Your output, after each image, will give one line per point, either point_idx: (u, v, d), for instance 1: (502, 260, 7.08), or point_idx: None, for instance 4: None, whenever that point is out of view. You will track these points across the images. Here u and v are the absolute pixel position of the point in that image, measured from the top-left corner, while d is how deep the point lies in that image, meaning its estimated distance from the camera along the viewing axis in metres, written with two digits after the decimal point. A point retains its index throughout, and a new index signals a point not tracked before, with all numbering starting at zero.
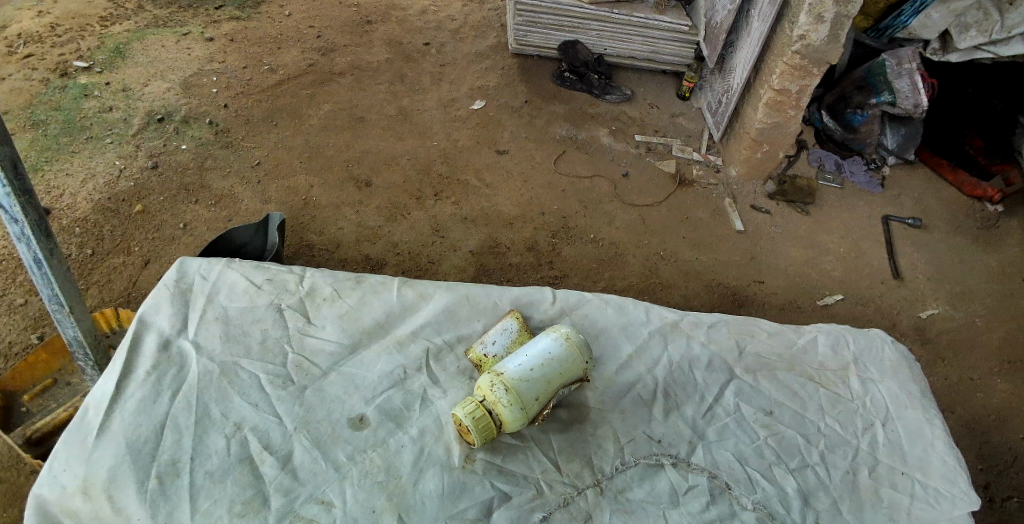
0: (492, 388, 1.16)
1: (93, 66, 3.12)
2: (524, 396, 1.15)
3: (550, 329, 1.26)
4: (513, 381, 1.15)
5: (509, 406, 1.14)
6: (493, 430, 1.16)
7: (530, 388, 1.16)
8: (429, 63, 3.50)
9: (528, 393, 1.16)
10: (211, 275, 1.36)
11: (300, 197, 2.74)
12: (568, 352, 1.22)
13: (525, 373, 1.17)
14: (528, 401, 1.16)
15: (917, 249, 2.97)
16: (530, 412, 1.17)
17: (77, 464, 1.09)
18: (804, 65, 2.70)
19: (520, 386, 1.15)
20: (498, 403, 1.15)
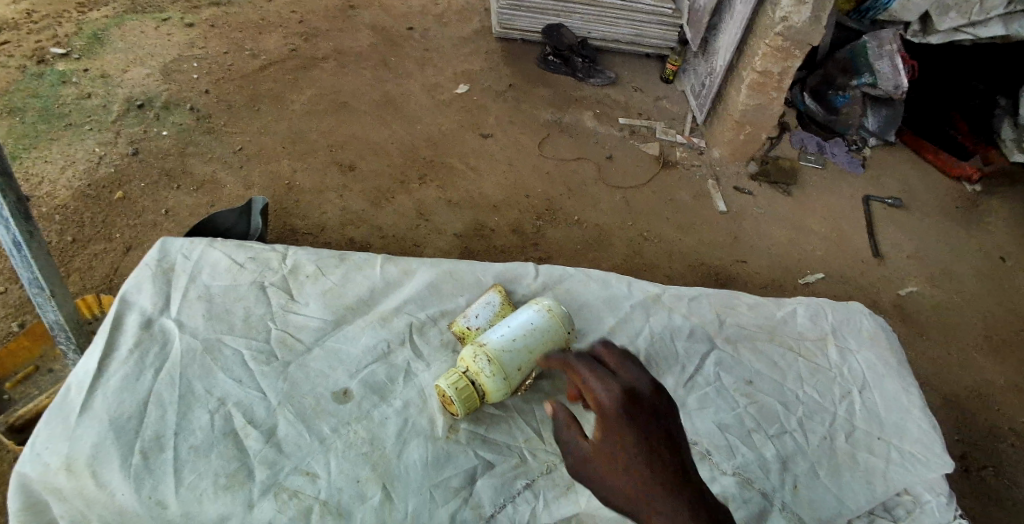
0: (475, 359, 1.17)
1: (71, 53, 3.07)
2: (507, 366, 1.17)
3: (533, 300, 1.27)
4: (496, 352, 1.17)
5: (492, 377, 1.16)
6: (476, 400, 1.17)
7: (513, 358, 1.18)
8: (412, 47, 3.48)
9: (511, 363, 1.17)
10: (193, 254, 1.36)
11: (284, 182, 2.72)
12: (551, 321, 1.23)
13: (508, 344, 1.18)
14: (512, 371, 1.17)
15: (897, 228, 3.02)
16: (513, 382, 1.18)
17: (59, 441, 1.09)
18: (786, 47, 2.72)
19: (504, 357, 1.16)
20: (481, 374, 1.16)
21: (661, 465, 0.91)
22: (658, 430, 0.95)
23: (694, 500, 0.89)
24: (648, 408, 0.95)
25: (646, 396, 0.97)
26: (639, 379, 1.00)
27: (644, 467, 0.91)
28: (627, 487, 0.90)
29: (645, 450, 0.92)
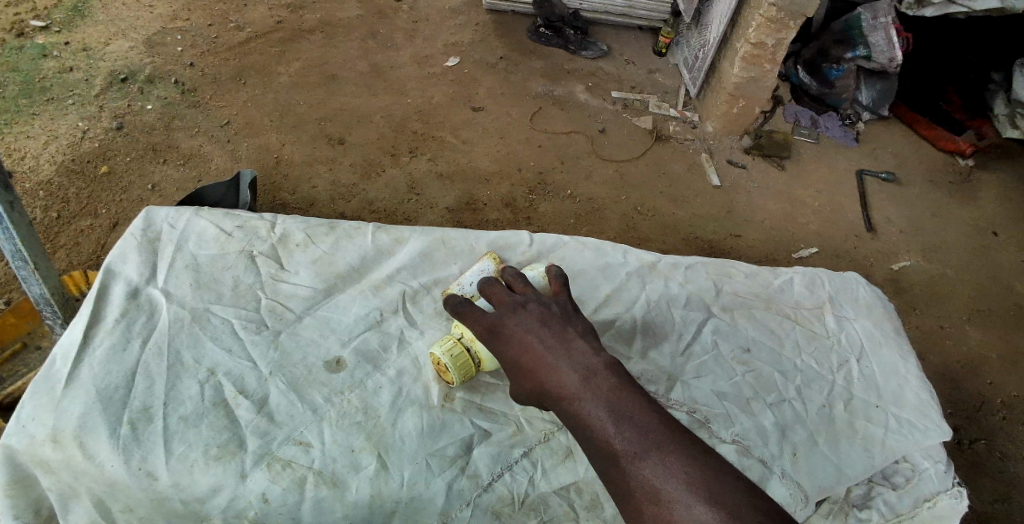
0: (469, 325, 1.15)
1: (51, 26, 2.99)
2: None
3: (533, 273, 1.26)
4: None
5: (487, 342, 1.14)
6: (471, 368, 1.15)
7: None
8: (401, 19, 3.41)
9: None
10: (179, 223, 1.32)
11: (273, 156, 2.67)
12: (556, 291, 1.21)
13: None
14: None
15: (889, 201, 3.01)
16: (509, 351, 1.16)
17: (45, 412, 1.06)
18: (781, 18, 2.67)
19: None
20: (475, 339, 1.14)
21: (522, 365, 0.99)
22: (518, 337, 1.01)
23: (561, 378, 0.95)
24: (507, 329, 1.03)
25: (504, 317, 1.04)
26: (503, 304, 1.06)
27: (517, 374, 1.01)
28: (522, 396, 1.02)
29: (510, 361, 1.01)
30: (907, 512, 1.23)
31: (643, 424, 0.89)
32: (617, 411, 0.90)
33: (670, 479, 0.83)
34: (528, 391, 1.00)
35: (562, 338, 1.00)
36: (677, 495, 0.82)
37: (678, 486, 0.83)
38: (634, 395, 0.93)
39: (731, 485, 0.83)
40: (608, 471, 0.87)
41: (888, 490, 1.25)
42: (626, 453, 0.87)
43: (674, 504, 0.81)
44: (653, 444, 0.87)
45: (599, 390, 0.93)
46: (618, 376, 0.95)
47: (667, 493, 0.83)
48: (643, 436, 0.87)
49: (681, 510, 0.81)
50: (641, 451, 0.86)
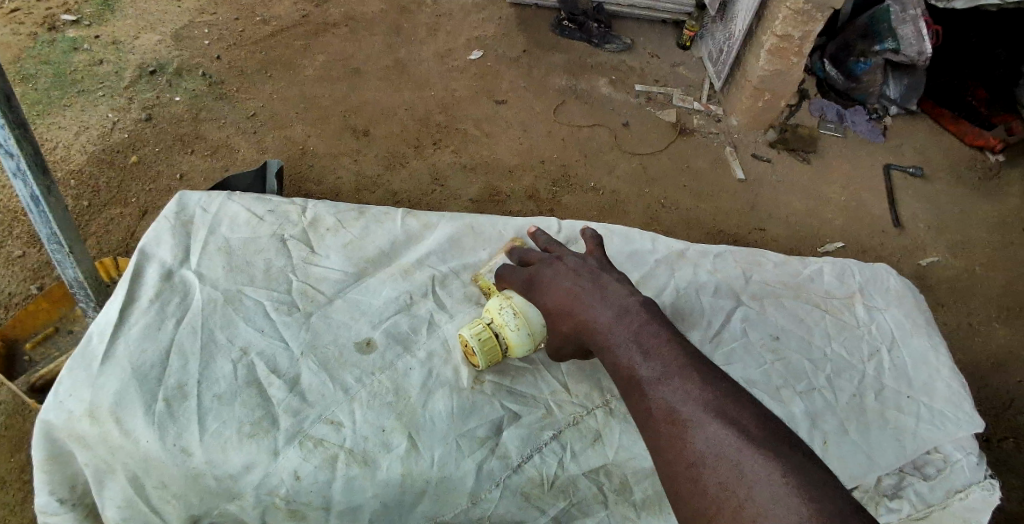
0: (500, 311, 1.15)
1: (81, 20, 3.04)
2: (531, 323, 1.14)
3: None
4: (522, 305, 1.14)
5: (513, 331, 1.13)
6: (499, 353, 1.16)
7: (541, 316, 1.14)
8: (424, 13, 3.42)
9: (536, 319, 1.14)
10: (212, 207, 1.34)
11: (298, 147, 2.70)
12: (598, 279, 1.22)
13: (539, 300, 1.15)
14: (537, 329, 1.14)
15: (918, 196, 2.96)
16: (537, 344, 1.16)
17: (82, 389, 1.07)
18: (808, 10, 2.63)
19: (529, 313, 1.14)
20: (503, 325, 1.14)
21: (557, 306, 1.04)
22: (555, 282, 1.07)
23: (594, 316, 0.99)
24: (543, 281, 1.09)
25: (541, 272, 1.10)
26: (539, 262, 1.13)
27: (552, 318, 1.06)
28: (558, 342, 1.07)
29: (545, 308, 1.07)
30: (938, 503, 1.21)
31: (667, 354, 0.91)
32: (645, 344, 0.93)
33: (688, 402, 0.85)
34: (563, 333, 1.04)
35: (598, 284, 1.04)
36: (695, 417, 0.83)
37: (696, 410, 0.84)
38: (665, 331, 0.95)
39: (748, 414, 0.84)
40: (632, 397, 0.90)
41: (919, 481, 1.23)
42: (651, 379, 0.89)
43: (691, 425, 0.83)
44: (676, 372, 0.89)
45: (631, 325, 0.96)
46: (650, 314, 0.98)
47: (685, 416, 0.84)
48: (668, 364, 0.89)
49: (696, 429, 0.82)
50: (663, 378, 0.88)
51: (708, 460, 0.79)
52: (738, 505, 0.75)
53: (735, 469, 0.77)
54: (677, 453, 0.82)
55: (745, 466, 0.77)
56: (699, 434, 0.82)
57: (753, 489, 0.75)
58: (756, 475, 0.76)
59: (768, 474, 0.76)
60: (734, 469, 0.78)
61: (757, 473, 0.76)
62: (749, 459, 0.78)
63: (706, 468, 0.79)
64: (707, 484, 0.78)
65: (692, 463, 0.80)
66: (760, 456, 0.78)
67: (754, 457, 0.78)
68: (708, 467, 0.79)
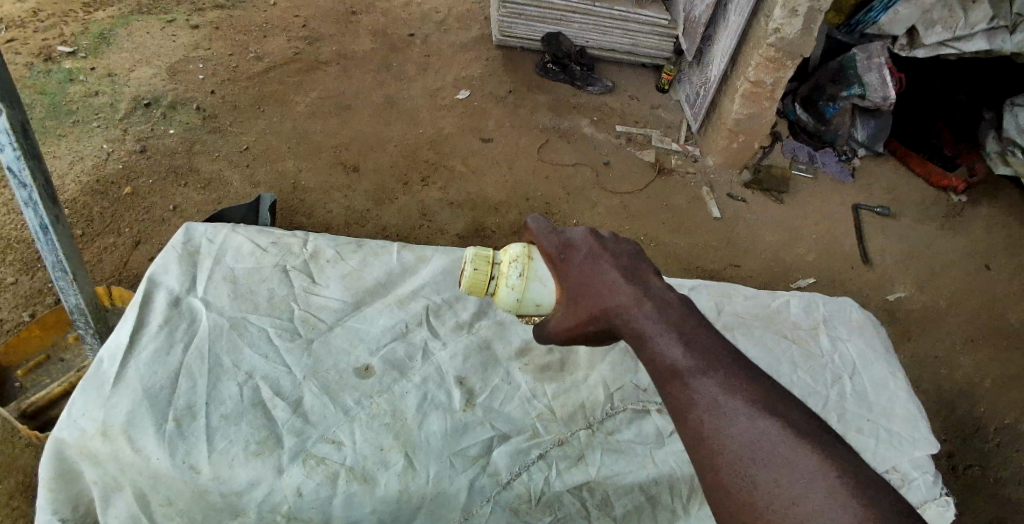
0: (510, 264, 1.15)
1: (77, 52, 3.14)
2: (526, 293, 1.14)
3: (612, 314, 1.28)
4: (531, 274, 1.14)
5: (506, 290, 1.14)
6: (483, 291, 1.19)
7: (541, 290, 1.14)
8: (414, 53, 3.57)
9: (533, 294, 1.15)
10: (217, 238, 1.41)
11: (289, 181, 2.78)
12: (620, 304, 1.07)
13: (548, 276, 1.14)
14: (529, 300, 1.15)
15: (885, 234, 3.11)
16: (518, 313, 1.18)
17: (95, 408, 1.13)
18: (779, 58, 2.79)
19: (532, 285, 1.13)
20: (504, 277, 1.15)
21: (589, 287, 0.97)
22: (589, 263, 0.99)
23: (630, 304, 0.93)
24: (576, 257, 1.00)
25: (578, 246, 1.02)
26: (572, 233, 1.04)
27: (579, 298, 0.98)
28: (576, 321, 0.97)
29: (574, 284, 0.99)
30: None
31: (711, 347, 0.86)
32: (685, 334, 0.88)
33: (736, 397, 0.80)
34: (585, 316, 0.96)
35: (635, 273, 0.98)
36: (741, 412, 0.79)
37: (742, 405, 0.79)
38: (707, 325, 0.90)
39: (793, 410, 0.81)
40: (670, 388, 0.83)
41: None
42: (692, 370, 0.83)
43: (735, 418, 0.78)
44: (719, 365, 0.84)
45: (669, 316, 0.90)
46: (690, 308, 0.93)
47: (733, 410, 0.79)
48: (712, 358, 0.84)
49: (744, 423, 0.78)
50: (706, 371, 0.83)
51: (756, 455, 0.75)
52: (787, 506, 0.72)
53: (785, 468, 0.74)
54: (718, 446, 0.77)
55: (798, 466, 0.74)
56: (744, 428, 0.77)
57: (808, 489, 0.72)
58: (806, 474, 0.73)
59: (822, 473, 0.73)
60: (785, 468, 0.74)
61: (812, 472, 0.73)
62: (802, 456, 0.74)
63: (753, 466, 0.75)
64: (757, 481, 0.74)
65: (737, 456, 0.76)
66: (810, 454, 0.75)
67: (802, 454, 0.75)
68: (758, 464, 0.75)
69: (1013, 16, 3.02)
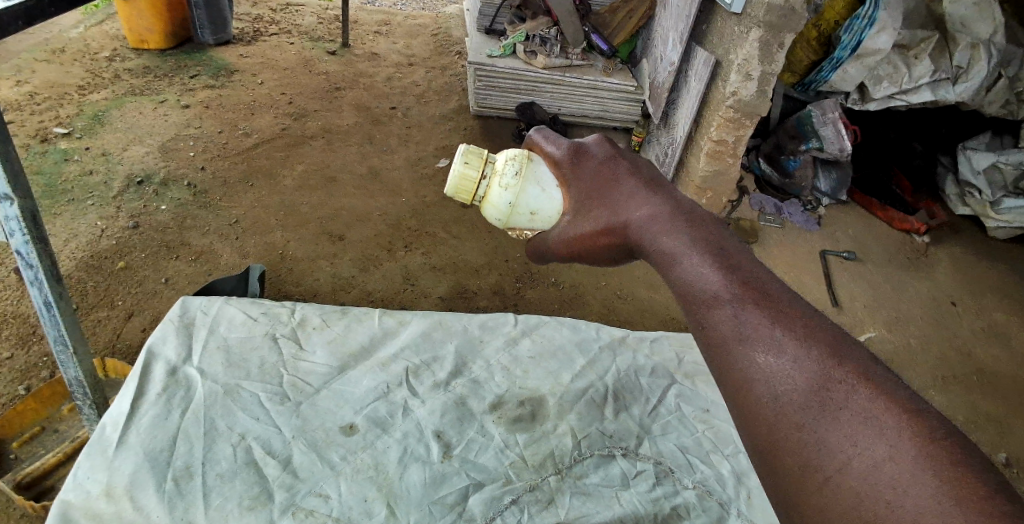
0: (508, 163, 1.17)
1: (72, 133, 3.31)
2: (519, 197, 1.15)
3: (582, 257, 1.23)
4: (530, 177, 1.14)
5: (496, 192, 1.17)
6: (470, 191, 1.21)
7: (534, 196, 1.13)
8: (396, 125, 3.78)
9: (529, 198, 1.14)
10: (211, 310, 1.54)
11: (277, 251, 2.89)
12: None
13: (548, 183, 1.13)
14: (521, 205, 1.15)
15: (852, 279, 3.25)
16: (506, 224, 1.20)
17: (99, 472, 1.22)
18: (738, 118, 2.99)
19: (528, 187, 1.14)
20: (498, 177, 1.17)
21: (605, 198, 1.00)
22: (607, 171, 1.03)
23: (657, 218, 0.93)
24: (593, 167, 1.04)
25: (590, 151, 1.07)
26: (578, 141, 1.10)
27: (596, 208, 1.01)
28: (589, 231, 1.01)
29: (586, 192, 1.04)
30: None
31: (756, 277, 0.85)
32: (725, 258, 0.87)
33: (792, 334, 0.79)
34: (599, 228, 0.99)
35: (657, 186, 0.98)
36: (786, 349, 0.79)
37: (783, 339, 0.79)
38: (745, 250, 0.90)
39: (863, 359, 0.78)
40: (703, 312, 0.84)
41: None
42: (730, 299, 0.83)
43: (778, 354, 0.78)
44: (767, 296, 0.83)
45: (700, 235, 0.90)
46: (722, 229, 0.92)
47: (794, 352, 0.78)
48: (756, 283, 0.84)
49: (803, 365, 0.77)
50: (747, 299, 0.82)
51: (831, 411, 0.75)
52: (852, 468, 0.71)
53: (855, 430, 0.73)
54: (787, 409, 0.76)
55: (877, 421, 0.72)
56: (790, 368, 0.78)
57: (893, 449, 0.70)
58: (881, 438, 0.71)
59: (906, 431, 0.71)
60: (861, 424, 0.73)
61: (896, 431, 0.71)
62: (882, 412, 0.73)
63: (801, 411, 0.76)
64: (829, 435, 0.74)
65: (810, 415, 0.75)
66: (863, 391, 0.75)
67: (855, 395, 0.75)
68: (829, 421, 0.74)
69: (952, 69, 3.29)
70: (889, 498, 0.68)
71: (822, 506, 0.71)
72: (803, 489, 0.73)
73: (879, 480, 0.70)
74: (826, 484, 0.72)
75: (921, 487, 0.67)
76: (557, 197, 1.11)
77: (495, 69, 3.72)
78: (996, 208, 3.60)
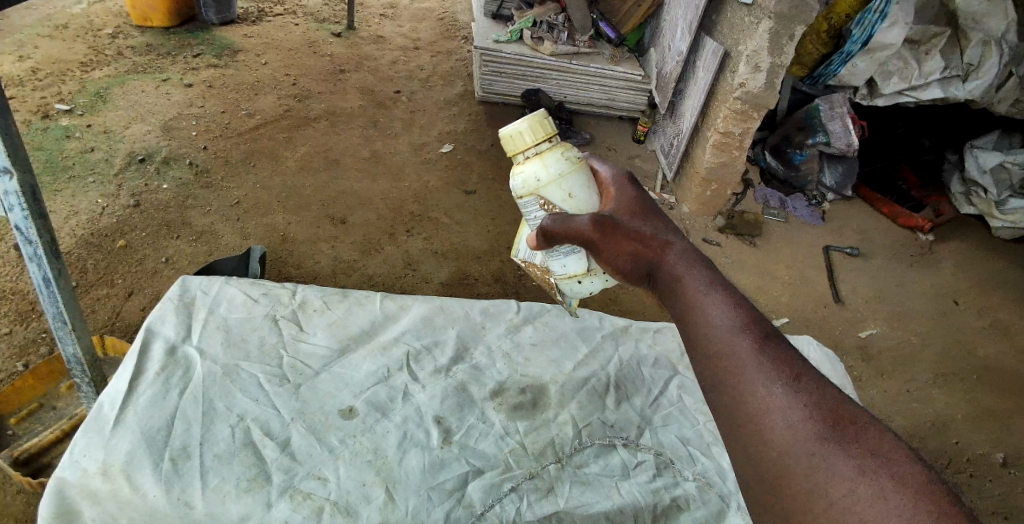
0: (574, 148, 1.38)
1: (74, 109, 3.28)
2: (569, 175, 1.34)
3: (546, 266, 1.42)
4: (586, 169, 1.37)
5: (555, 158, 1.35)
6: (535, 144, 1.36)
7: (576, 182, 1.34)
8: (400, 109, 3.75)
9: (578, 182, 1.34)
10: (211, 289, 1.52)
11: (278, 233, 2.87)
12: (591, 260, 1.35)
13: (589, 184, 1.36)
14: (566, 182, 1.34)
15: (856, 275, 3.24)
16: (536, 187, 1.35)
17: (96, 449, 1.21)
18: (745, 110, 2.95)
19: (579, 174, 1.35)
20: (564, 148, 1.35)
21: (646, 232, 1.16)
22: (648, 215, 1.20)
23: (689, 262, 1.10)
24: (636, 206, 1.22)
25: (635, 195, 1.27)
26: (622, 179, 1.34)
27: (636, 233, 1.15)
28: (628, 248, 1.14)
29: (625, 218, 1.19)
30: None
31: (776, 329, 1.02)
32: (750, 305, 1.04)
33: (805, 375, 0.95)
34: (636, 249, 1.14)
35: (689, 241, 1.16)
36: (800, 385, 0.94)
37: (795, 375, 0.95)
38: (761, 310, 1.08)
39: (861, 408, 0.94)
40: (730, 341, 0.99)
41: None
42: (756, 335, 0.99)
43: (794, 389, 0.93)
44: (784, 345, 1.00)
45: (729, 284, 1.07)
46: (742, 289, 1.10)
47: (807, 388, 0.94)
48: (774, 332, 1.01)
49: (815, 401, 0.92)
50: (768, 339, 0.99)
51: (840, 443, 0.88)
52: (859, 492, 0.84)
53: (862, 461, 0.86)
54: (803, 438, 0.89)
55: (880, 456, 0.86)
56: (806, 402, 0.92)
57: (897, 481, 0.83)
58: (885, 471, 0.84)
59: (908, 468, 0.84)
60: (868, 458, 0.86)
61: (899, 467, 0.84)
62: (888, 453, 0.86)
63: (814, 438, 0.89)
64: (838, 462, 0.86)
65: (823, 444, 0.88)
66: (870, 432, 0.89)
67: (858, 431, 0.89)
68: (839, 450, 0.87)
69: (963, 65, 3.26)
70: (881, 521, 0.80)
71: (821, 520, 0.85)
72: (804, 505, 0.86)
73: (885, 505, 0.81)
74: (825, 502, 0.85)
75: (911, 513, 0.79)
76: (595, 199, 1.35)
77: (501, 55, 3.68)
78: (1001, 209, 3.55)
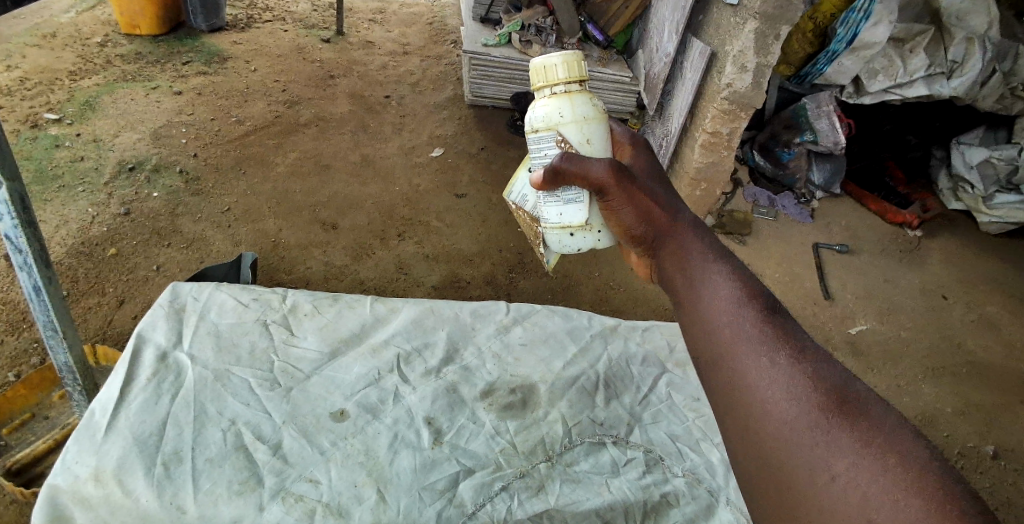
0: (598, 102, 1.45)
1: (63, 118, 3.28)
2: (590, 122, 1.40)
3: (540, 214, 1.42)
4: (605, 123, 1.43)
5: (583, 101, 1.40)
6: (568, 86, 1.41)
7: (596, 130, 1.40)
8: (390, 114, 3.77)
9: (598, 131, 1.41)
10: (202, 295, 1.53)
11: (270, 240, 2.87)
12: (591, 212, 1.37)
13: (604, 136, 1.42)
14: (588, 126, 1.39)
15: (845, 272, 3.26)
16: (557, 122, 1.38)
17: (88, 456, 1.22)
18: (733, 110, 2.97)
19: (599, 124, 1.41)
20: (591, 97, 1.41)
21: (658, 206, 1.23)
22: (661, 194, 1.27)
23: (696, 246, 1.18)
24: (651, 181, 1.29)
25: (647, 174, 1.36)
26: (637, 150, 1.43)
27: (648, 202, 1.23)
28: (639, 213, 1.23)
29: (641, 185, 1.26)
30: None
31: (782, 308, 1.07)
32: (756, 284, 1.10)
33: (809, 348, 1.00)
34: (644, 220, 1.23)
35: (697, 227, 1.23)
36: (804, 359, 0.98)
37: (795, 355, 0.98)
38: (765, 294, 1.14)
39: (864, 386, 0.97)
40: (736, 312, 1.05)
41: None
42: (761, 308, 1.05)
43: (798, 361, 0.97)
44: (789, 321, 1.04)
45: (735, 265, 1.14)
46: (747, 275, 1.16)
47: (811, 360, 0.98)
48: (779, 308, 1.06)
49: (819, 372, 0.96)
50: (774, 314, 1.04)
51: (843, 415, 0.91)
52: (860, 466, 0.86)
53: (865, 437, 0.88)
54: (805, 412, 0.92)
55: (882, 432, 0.88)
56: (809, 376, 0.95)
57: (899, 457, 0.85)
58: (886, 446, 0.87)
59: (909, 445, 0.87)
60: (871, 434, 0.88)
61: (903, 445, 0.86)
62: (890, 431, 0.88)
63: (816, 410, 0.92)
64: (841, 436, 0.89)
65: (826, 416, 0.91)
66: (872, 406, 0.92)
67: (861, 407, 0.92)
68: (842, 425, 0.90)
69: (948, 63, 3.29)
70: (881, 515, 0.82)
71: (820, 518, 0.87)
72: (804, 502, 0.89)
73: (885, 482, 0.84)
74: (826, 492, 0.87)
75: (909, 501, 0.81)
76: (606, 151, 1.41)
77: (488, 59, 3.70)
78: (988, 203, 3.61)
